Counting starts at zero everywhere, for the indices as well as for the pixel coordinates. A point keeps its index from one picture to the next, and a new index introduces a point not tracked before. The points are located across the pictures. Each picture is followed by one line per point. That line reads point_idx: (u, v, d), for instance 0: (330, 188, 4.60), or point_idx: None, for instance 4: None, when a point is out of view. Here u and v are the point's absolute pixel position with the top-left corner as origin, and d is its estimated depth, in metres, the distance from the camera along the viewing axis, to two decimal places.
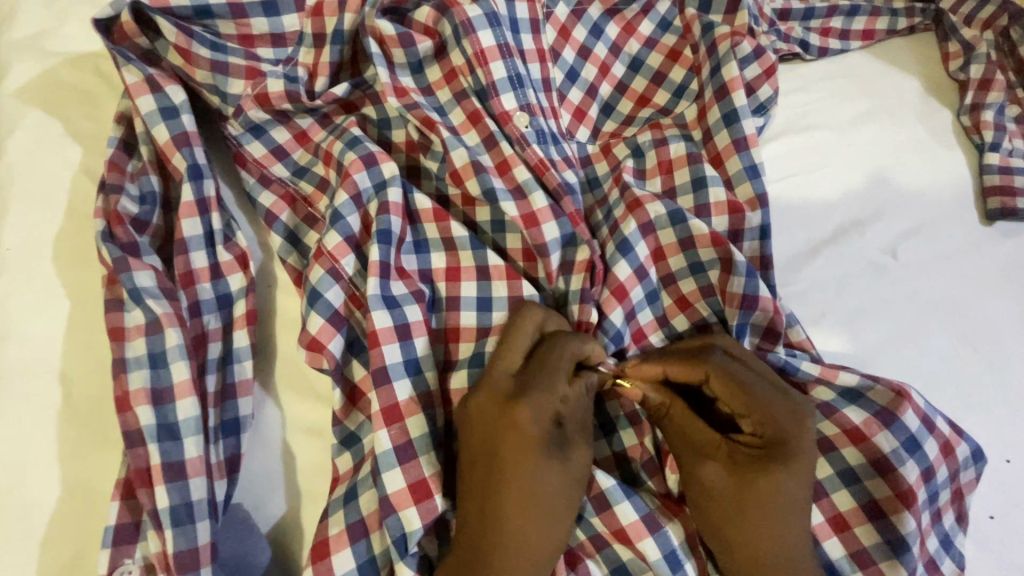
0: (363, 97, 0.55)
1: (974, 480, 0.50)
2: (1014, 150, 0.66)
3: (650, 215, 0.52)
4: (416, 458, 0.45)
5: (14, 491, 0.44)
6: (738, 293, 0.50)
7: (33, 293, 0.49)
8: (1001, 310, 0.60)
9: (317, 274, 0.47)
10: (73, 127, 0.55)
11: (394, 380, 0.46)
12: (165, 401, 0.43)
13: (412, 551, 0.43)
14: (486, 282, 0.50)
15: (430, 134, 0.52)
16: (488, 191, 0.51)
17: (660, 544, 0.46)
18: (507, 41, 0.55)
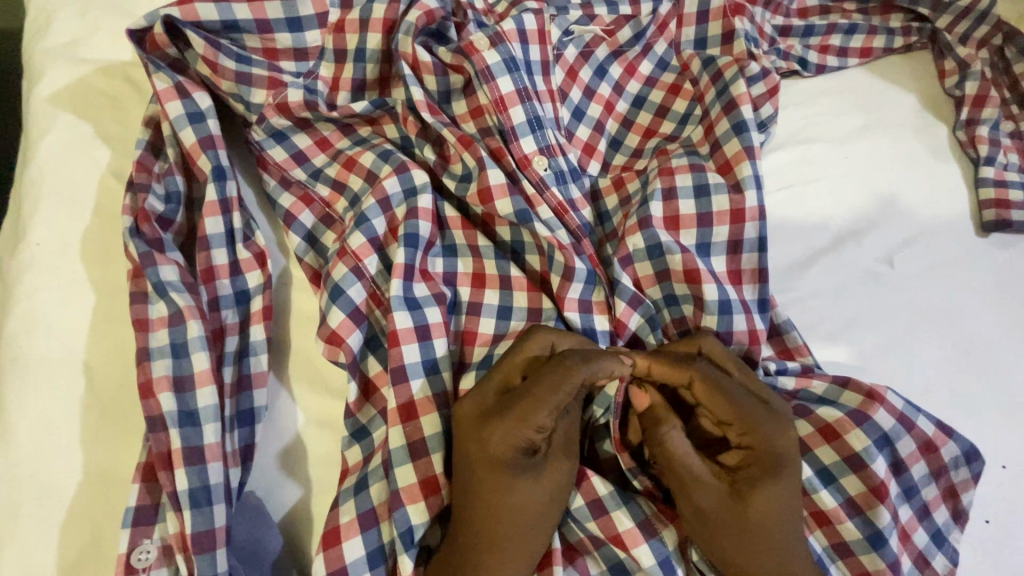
0: (385, 115, 0.58)
1: (970, 480, 0.51)
2: (1009, 165, 0.68)
3: (630, 250, 0.55)
4: (424, 454, 0.46)
5: (36, 473, 0.46)
6: (714, 330, 0.53)
7: (62, 285, 0.51)
8: (996, 318, 0.61)
9: (341, 271, 0.49)
10: (102, 130, 0.58)
11: (411, 377, 0.47)
12: (185, 389, 0.45)
13: (416, 544, 0.44)
14: (508, 292, 0.53)
15: (465, 152, 0.55)
16: (521, 212, 0.53)
17: (654, 550, 0.46)
18: (526, 85, 0.57)
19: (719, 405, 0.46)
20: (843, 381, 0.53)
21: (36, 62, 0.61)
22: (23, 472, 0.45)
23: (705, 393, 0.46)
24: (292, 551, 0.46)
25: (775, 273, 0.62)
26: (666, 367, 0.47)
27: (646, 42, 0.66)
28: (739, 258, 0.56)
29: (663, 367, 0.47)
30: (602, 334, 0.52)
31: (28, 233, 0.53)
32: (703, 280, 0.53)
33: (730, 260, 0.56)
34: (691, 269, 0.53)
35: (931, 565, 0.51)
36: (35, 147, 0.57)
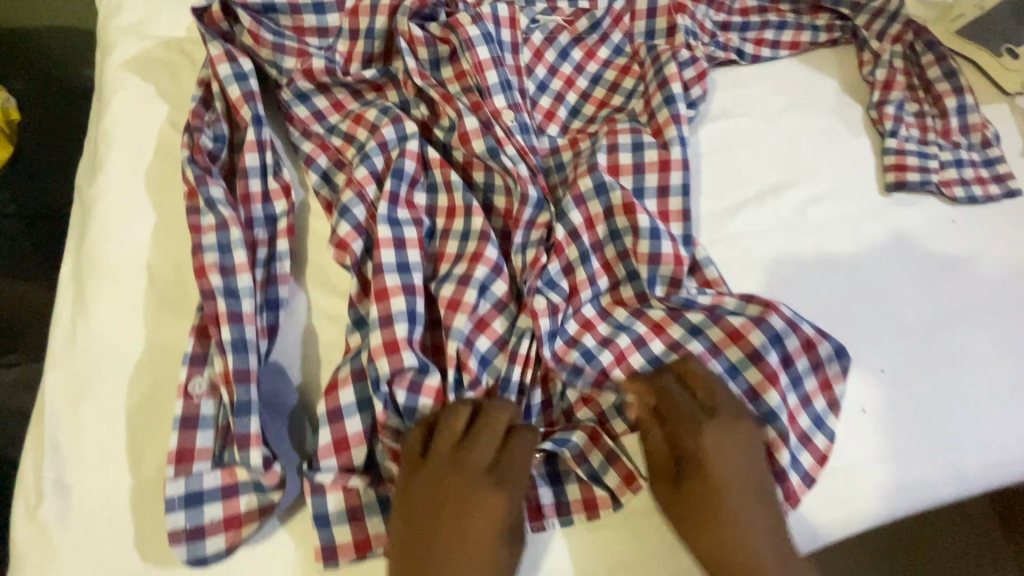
0: (389, 83, 0.72)
1: (841, 372, 0.63)
2: (910, 137, 0.81)
3: (582, 189, 0.68)
4: (390, 323, 0.58)
5: (111, 342, 0.59)
6: (646, 251, 0.65)
7: (130, 206, 0.65)
8: (890, 259, 0.74)
9: (348, 195, 0.63)
10: (161, 89, 0.72)
11: (387, 271, 0.60)
12: (229, 274, 0.58)
13: (382, 389, 0.56)
14: (469, 218, 0.65)
15: (448, 106, 0.70)
16: (491, 149, 0.67)
17: (558, 440, 0.59)
18: (499, 56, 0.72)
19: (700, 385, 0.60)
20: (750, 298, 0.65)
21: (110, 37, 0.76)
22: (101, 341, 0.59)
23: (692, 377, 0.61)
24: (305, 405, 0.58)
25: (705, 220, 0.75)
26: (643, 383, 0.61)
27: (603, 31, 0.82)
28: (666, 202, 0.70)
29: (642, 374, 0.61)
30: (533, 244, 0.65)
31: (103, 167, 0.67)
32: (638, 212, 0.66)
33: (659, 203, 0.70)
34: (628, 203, 0.66)
35: (814, 444, 0.62)
36: (109, 102, 0.71)
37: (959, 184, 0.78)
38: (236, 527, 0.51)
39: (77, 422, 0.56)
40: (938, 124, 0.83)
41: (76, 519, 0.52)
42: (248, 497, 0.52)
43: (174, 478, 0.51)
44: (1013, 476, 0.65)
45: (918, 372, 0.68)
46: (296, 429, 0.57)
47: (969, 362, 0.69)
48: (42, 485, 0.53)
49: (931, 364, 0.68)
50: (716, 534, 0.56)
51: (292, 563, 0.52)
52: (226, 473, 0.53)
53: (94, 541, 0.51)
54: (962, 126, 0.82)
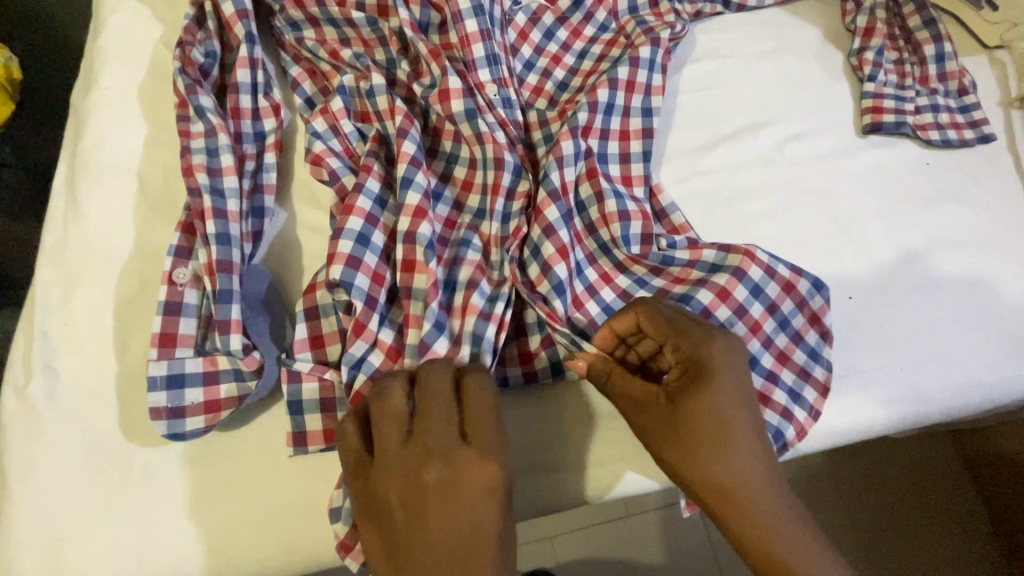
0: (376, 39, 0.70)
1: (824, 304, 0.64)
2: (889, 83, 0.82)
3: (563, 152, 0.64)
4: (338, 237, 0.57)
5: (102, 242, 0.61)
6: (614, 212, 0.64)
7: (123, 119, 0.67)
8: (863, 197, 0.76)
9: (321, 124, 0.65)
10: (157, 12, 0.73)
11: (364, 193, 0.59)
12: (216, 175, 0.60)
13: (356, 287, 0.56)
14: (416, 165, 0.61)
15: (434, 62, 0.66)
16: (469, 112, 0.65)
17: (547, 355, 0.61)
18: (489, 28, 0.69)
19: (662, 329, 0.53)
20: (726, 249, 0.64)
21: None
22: (94, 241, 0.61)
23: (650, 325, 0.53)
24: (286, 306, 0.60)
25: (683, 154, 0.77)
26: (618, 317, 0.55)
27: None
28: (629, 167, 0.69)
29: (618, 320, 0.55)
30: (514, 217, 0.63)
31: (99, 82, 0.69)
32: (599, 177, 0.65)
33: (622, 168, 0.69)
34: (590, 170, 0.66)
35: (796, 419, 0.61)
36: (105, 23, 0.73)
37: (934, 128, 0.79)
38: (215, 409, 0.53)
39: (69, 310, 0.58)
40: (916, 72, 0.84)
41: (64, 398, 0.54)
42: (228, 385, 0.54)
43: (157, 360, 0.53)
44: (972, 400, 0.67)
45: (885, 300, 0.70)
46: (276, 326, 0.58)
47: (934, 293, 0.71)
48: (32, 365, 0.55)
49: (897, 292, 0.70)
50: None
51: (269, 446, 0.54)
52: (208, 361, 0.54)
53: (82, 418, 0.54)
54: (939, 74, 0.83)
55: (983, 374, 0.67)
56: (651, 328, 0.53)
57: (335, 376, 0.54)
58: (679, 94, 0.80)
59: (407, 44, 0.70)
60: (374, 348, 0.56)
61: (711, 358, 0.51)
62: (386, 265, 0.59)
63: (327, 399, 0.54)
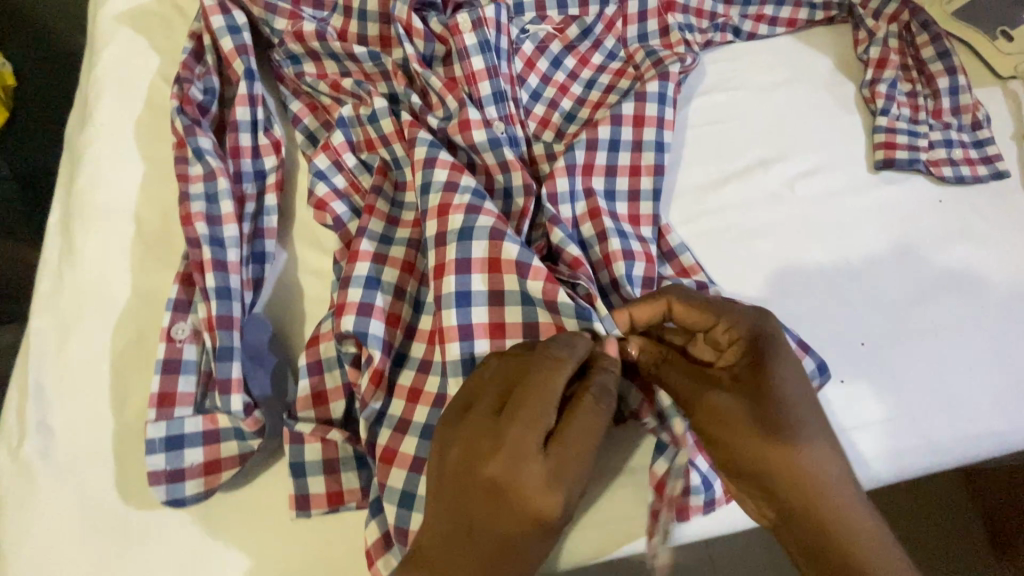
0: (378, 73, 0.68)
1: (821, 384, 0.63)
2: (901, 116, 0.81)
3: (558, 188, 0.63)
4: (347, 286, 0.55)
5: (96, 289, 0.59)
6: (618, 250, 0.61)
7: (118, 157, 0.65)
8: (877, 235, 0.74)
9: (323, 161, 0.62)
10: (153, 42, 0.71)
11: (367, 236, 0.57)
12: (215, 223, 0.58)
13: (374, 336, 0.53)
14: (432, 168, 0.58)
15: (447, 95, 0.66)
16: (493, 140, 0.63)
17: None
18: (495, 64, 0.67)
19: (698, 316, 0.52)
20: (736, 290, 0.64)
21: None
22: (87, 288, 0.59)
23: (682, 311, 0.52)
24: (288, 357, 0.58)
25: (693, 191, 0.75)
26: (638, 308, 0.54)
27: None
28: (638, 206, 0.66)
29: (639, 309, 0.54)
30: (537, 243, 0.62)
31: (93, 117, 0.67)
32: (602, 217, 0.63)
33: (630, 207, 0.66)
34: (593, 209, 0.63)
35: None
36: (100, 54, 0.70)
37: (947, 164, 0.78)
38: (215, 471, 0.52)
39: (63, 363, 0.56)
40: (929, 105, 0.83)
41: (59, 458, 0.53)
42: (229, 444, 0.52)
43: (155, 421, 0.51)
44: (985, 448, 0.66)
45: (898, 344, 0.69)
46: (277, 382, 0.57)
47: (949, 336, 0.69)
48: (25, 423, 0.53)
49: (911, 336, 0.69)
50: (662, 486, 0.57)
51: (271, 507, 0.53)
52: (208, 420, 0.53)
53: (78, 479, 0.52)
54: (953, 107, 0.82)
55: (998, 422, 0.66)
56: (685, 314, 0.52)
57: (338, 434, 0.53)
58: (689, 128, 0.79)
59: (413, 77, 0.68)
60: (393, 396, 0.55)
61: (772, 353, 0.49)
62: (402, 302, 0.57)
63: (331, 459, 0.53)
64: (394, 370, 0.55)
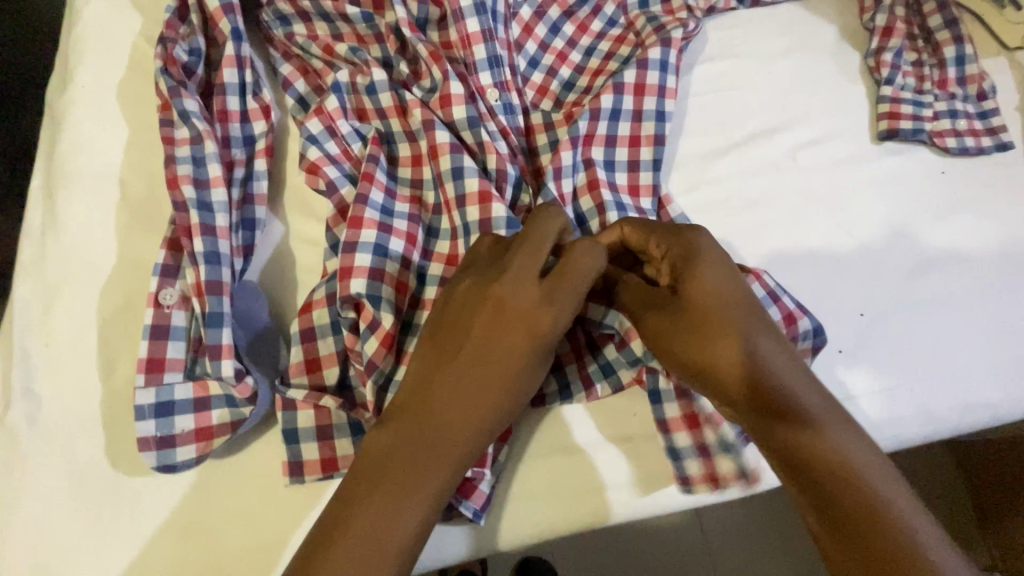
0: (370, 35, 0.65)
1: (810, 350, 0.62)
2: (906, 86, 0.79)
3: (563, 162, 0.62)
4: (353, 250, 0.54)
5: (82, 255, 0.57)
6: (614, 224, 0.60)
7: (102, 120, 0.63)
8: (878, 207, 0.73)
9: (316, 126, 0.60)
10: (136, 2, 0.68)
11: (370, 204, 0.56)
12: (203, 187, 0.56)
13: (383, 303, 0.53)
14: (458, 154, 0.58)
15: (434, 66, 0.62)
16: (471, 120, 0.61)
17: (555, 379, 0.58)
18: (492, 28, 0.65)
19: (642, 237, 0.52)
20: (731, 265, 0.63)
21: None
22: (72, 254, 0.57)
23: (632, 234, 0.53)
24: (279, 324, 0.57)
25: (693, 161, 0.73)
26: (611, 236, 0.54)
27: None
28: (637, 176, 0.64)
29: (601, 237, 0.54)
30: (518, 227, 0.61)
31: (76, 79, 0.64)
32: (600, 189, 0.61)
33: (630, 177, 0.64)
34: (591, 180, 0.62)
35: None
36: (82, 13, 0.68)
37: (951, 135, 0.77)
38: (207, 437, 0.51)
39: (48, 329, 0.55)
40: (935, 75, 0.81)
41: (46, 425, 0.52)
42: (220, 411, 0.52)
43: (144, 387, 0.50)
44: (981, 419, 0.65)
45: (897, 316, 0.68)
46: (268, 348, 0.56)
47: (948, 309, 0.68)
48: (11, 389, 0.52)
49: (910, 308, 0.68)
50: (652, 451, 0.57)
51: (263, 475, 0.52)
52: (198, 387, 0.52)
53: (65, 447, 0.51)
54: (959, 77, 0.80)
55: (995, 394, 0.66)
56: (637, 236, 0.52)
57: (331, 401, 0.52)
58: (690, 96, 0.77)
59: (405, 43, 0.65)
60: (401, 362, 0.53)
61: (697, 256, 0.48)
62: (409, 270, 0.55)
63: (323, 426, 0.52)
64: (403, 337, 0.54)
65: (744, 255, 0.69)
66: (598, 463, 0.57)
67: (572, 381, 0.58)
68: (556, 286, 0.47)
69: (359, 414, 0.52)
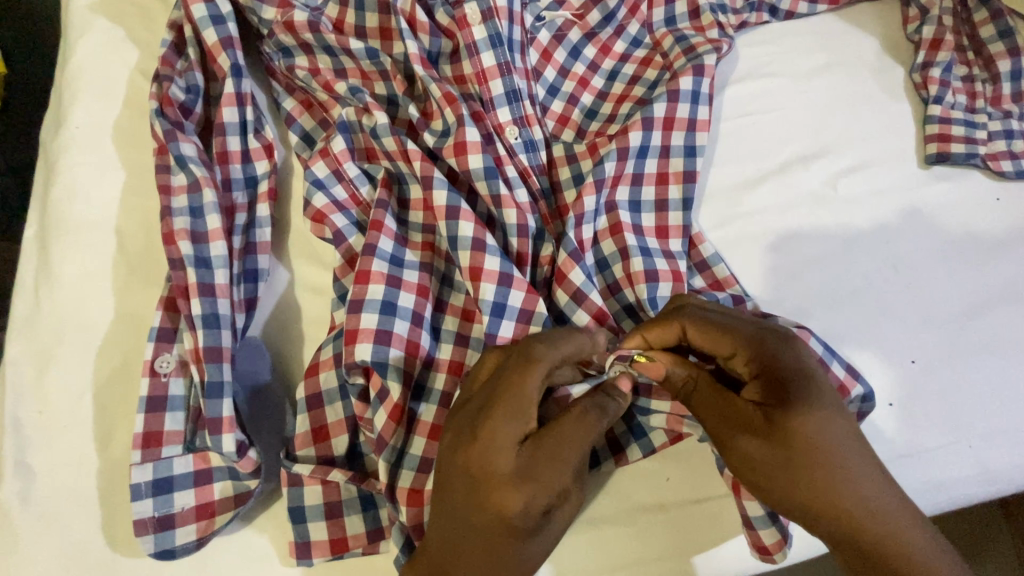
0: (376, 72, 0.61)
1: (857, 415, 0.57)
2: (957, 104, 0.73)
3: (586, 208, 0.57)
4: (359, 311, 0.49)
5: (75, 313, 0.54)
6: (640, 270, 0.55)
7: (98, 163, 0.59)
8: (928, 241, 0.67)
9: (323, 170, 0.56)
10: (133, 34, 0.64)
11: (377, 257, 0.51)
12: (200, 241, 0.52)
13: (391, 368, 0.48)
14: (454, 221, 0.52)
15: (448, 108, 0.57)
16: (489, 168, 0.56)
17: None
18: (508, 60, 0.61)
19: (716, 338, 0.47)
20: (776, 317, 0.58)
21: None
22: (65, 311, 0.54)
23: (699, 335, 0.48)
24: (286, 385, 0.54)
25: (725, 193, 0.68)
26: (654, 329, 0.49)
27: None
28: (667, 216, 0.59)
29: (652, 331, 0.49)
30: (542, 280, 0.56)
31: (68, 120, 0.61)
32: (624, 232, 0.57)
33: (659, 217, 0.60)
34: (614, 224, 0.58)
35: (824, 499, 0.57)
36: (74, 47, 0.64)
37: (1007, 158, 0.70)
38: (208, 516, 0.48)
39: (42, 396, 0.51)
40: (987, 90, 0.75)
41: (40, 501, 0.49)
42: (222, 484, 0.49)
43: (141, 463, 0.47)
44: None
45: (953, 361, 0.62)
46: (273, 416, 0.53)
47: (1008, 356, 0.63)
48: (2, 464, 0.49)
49: (966, 353, 0.63)
50: (688, 521, 0.53)
51: (271, 553, 0.49)
52: (199, 458, 0.49)
53: (62, 524, 0.49)
54: (1015, 93, 0.73)
55: None
56: (704, 336, 0.48)
57: (339, 476, 0.48)
58: (721, 121, 0.72)
59: (413, 77, 0.61)
60: (413, 433, 0.50)
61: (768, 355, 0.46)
62: (421, 328, 0.51)
63: (332, 503, 0.49)
64: (414, 403, 0.51)
65: (783, 297, 0.64)
66: (630, 540, 0.53)
67: (601, 449, 0.53)
68: (552, 434, 0.42)
69: (370, 486, 0.49)
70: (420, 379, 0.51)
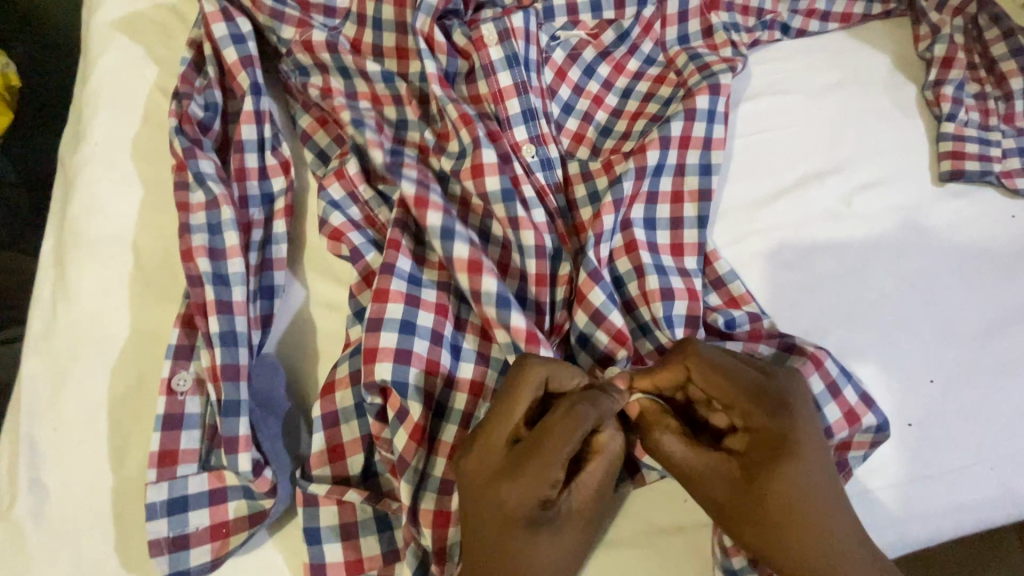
0: (389, 94, 0.61)
1: (869, 441, 0.55)
2: (970, 122, 0.73)
3: (605, 227, 0.57)
4: (377, 329, 0.49)
5: (91, 329, 0.54)
6: (656, 289, 0.55)
7: (116, 179, 0.60)
8: (945, 258, 0.67)
9: (338, 192, 0.56)
10: (151, 52, 0.65)
11: (396, 275, 0.51)
12: (218, 257, 0.53)
13: (412, 388, 0.48)
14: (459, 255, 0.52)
15: (463, 129, 0.58)
16: (506, 190, 0.56)
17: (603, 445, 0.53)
18: (525, 79, 0.61)
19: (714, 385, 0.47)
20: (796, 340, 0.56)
21: None
22: (81, 326, 0.54)
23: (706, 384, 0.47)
24: (300, 403, 0.53)
25: (739, 210, 0.68)
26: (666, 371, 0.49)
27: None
28: (683, 233, 0.59)
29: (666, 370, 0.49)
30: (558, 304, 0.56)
31: (87, 136, 0.61)
32: (640, 250, 0.57)
33: (674, 234, 0.60)
34: (630, 242, 0.58)
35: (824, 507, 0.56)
36: (94, 64, 0.64)
37: (1021, 175, 0.70)
38: (222, 536, 0.48)
39: (57, 413, 0.51)
40: (1000, 108, 0.75)
41: (54, 519, 0.49)
42: (236, 503, 0.48)
43: (156, 482, 0.47)
44: None
45: (973, 381, 0.62)
46: (291, 434, 0.52)
47: None
48: (17, 481, 0.49)
49: (985, 373, 0.62)
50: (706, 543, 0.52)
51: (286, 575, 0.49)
52: (214, 477, 0.49)
53: (77, 542, 0.48)
54: None
55: None
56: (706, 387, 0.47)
57: (355, 496, 0.48)
58: (734, 138, 0.72)
59: (427, 98, 0.62)
60: (435, 453, 0.50)
61: (800, 416, 0.46)
62: (441, 347, 0.51)
63: (348, 523, 0.49)
64: (435, 424, 0.50)
65: (798, 315, 0.64)
66: (646, 565, 0.52)
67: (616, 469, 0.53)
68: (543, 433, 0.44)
69: (386, 507, 0.49)
70: (441, 400, 0.51)
